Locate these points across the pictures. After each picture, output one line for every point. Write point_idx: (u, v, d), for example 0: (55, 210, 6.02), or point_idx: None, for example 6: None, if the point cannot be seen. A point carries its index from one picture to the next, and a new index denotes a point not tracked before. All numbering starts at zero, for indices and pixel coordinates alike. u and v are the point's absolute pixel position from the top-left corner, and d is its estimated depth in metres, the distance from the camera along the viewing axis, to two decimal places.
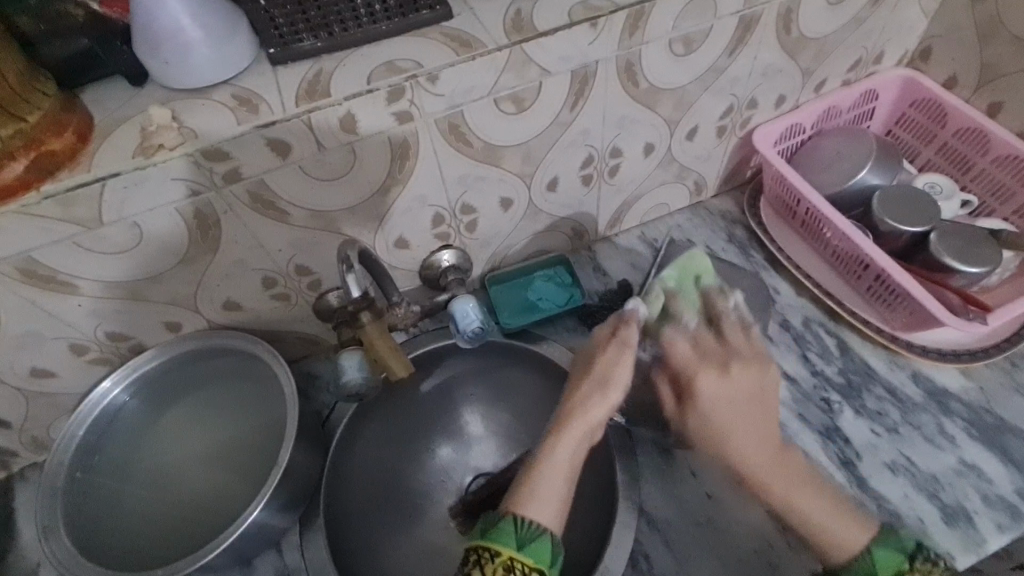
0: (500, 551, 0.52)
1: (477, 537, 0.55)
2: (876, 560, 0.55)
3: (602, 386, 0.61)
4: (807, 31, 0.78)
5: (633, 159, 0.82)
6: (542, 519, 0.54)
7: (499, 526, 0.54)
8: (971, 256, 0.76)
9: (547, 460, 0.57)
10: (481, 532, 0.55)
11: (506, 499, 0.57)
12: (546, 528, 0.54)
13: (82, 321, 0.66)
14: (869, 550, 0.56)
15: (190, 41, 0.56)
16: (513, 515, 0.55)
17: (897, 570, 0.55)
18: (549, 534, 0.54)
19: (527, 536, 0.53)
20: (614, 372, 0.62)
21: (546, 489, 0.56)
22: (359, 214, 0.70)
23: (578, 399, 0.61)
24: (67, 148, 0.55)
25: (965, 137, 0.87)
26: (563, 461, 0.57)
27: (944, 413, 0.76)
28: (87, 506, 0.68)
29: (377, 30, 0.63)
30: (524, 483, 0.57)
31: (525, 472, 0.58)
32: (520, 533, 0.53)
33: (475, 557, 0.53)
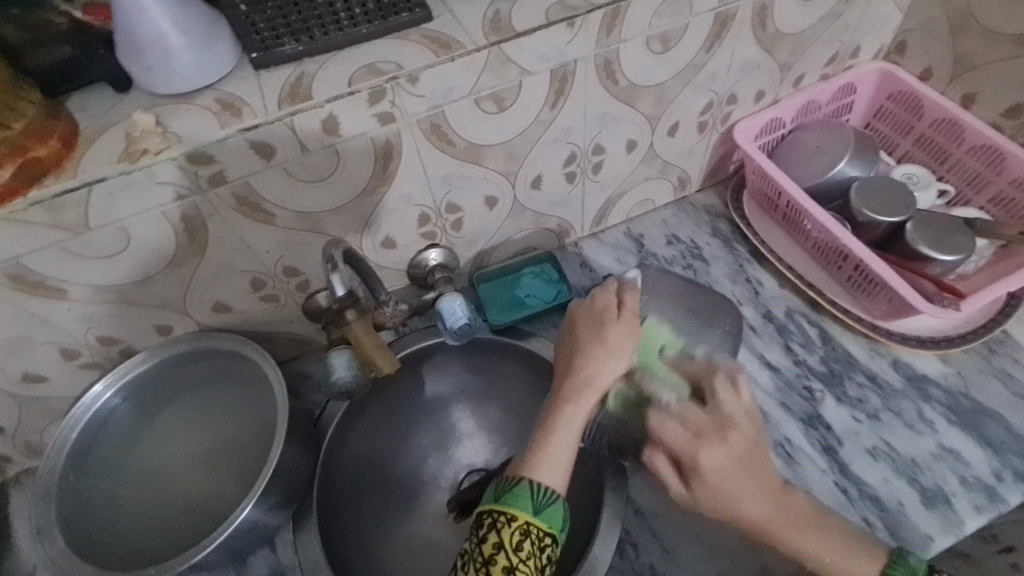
0: (516, 515, 0.53)
1: (489, 501, 0.56)
2: None
3: (615, 354, 0.62)
4: (783, 26, 0.79)
5: (616, 155, 0.84)
6: (556, 486, 0.55)
7: (515, 491, 0.54)
8: (946, 244, 0.78)
9: (564, 420, 0.58)
10: (492, 496, 0.56)
11: (514, 465, 0.57)
12: (557, 491, 0.55)
13: (73, 326, 0.67)
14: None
15: (172, 47, 0.57)
16: (527, 481, 0.55)
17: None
18: (561, 501, 0.55)
19: (544, 502, 0.54)
20: (625, 348, 0.63)
21: (561, 444, 0.57)
22: (346, 214, 0.71)
23: (591, 364, 0.61)
24: (51, 154, 0.56)
25: (941, 128, 0.89)
26: (569, 428, 0.58)
27: (923, 398, 0.77)
28: (81, 509, 0.69)
29: (357, 34, 0.64)
30: (540, 444, 0.57)
31: (538, 435, 0.58)
32: (536, 499, 0.54)
33: (490, 520, 0.54)
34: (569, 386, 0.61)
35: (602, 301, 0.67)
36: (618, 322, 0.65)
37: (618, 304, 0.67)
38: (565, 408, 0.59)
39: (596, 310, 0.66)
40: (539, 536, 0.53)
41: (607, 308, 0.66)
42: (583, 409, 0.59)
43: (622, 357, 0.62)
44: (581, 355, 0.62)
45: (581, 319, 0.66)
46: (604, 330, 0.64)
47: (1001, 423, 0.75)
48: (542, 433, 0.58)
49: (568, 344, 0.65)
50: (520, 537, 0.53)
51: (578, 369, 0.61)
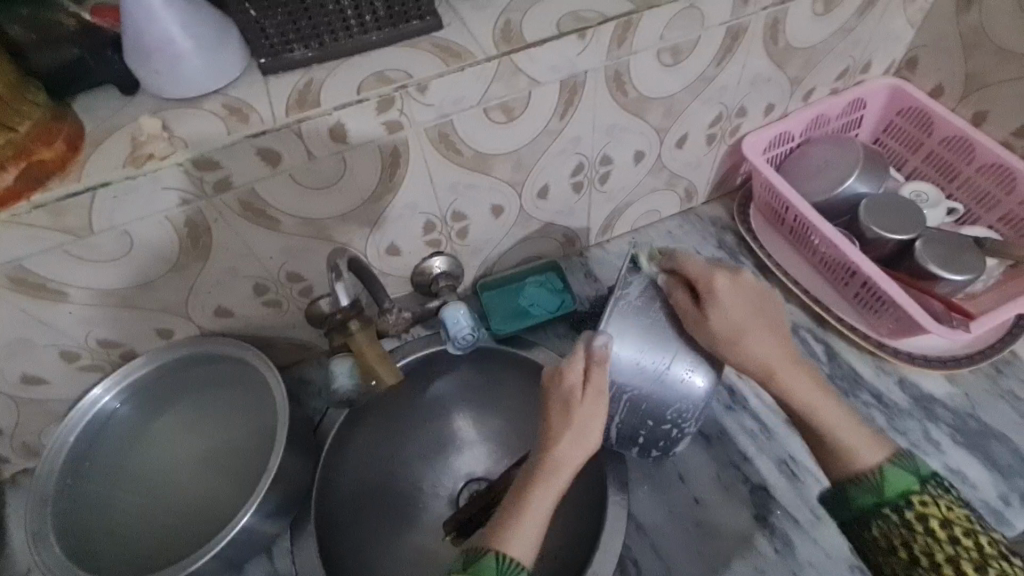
0: None
1: (458, 570, 0.55)
2: (885, 478, 0.57)
3: (586, 436, 0.59)
4: (795, 41, 0.79)
5: (623, 165, 0.83)
6: (523, 558, 0.55)
7: (481, 563, 0.54)
8: (955, 264, 0.77)
9: (535, 495, 0.58)
10: (462, 564, 0.55)
11: (485, 535, 0.57)
12: (523, 565, 0.54)
13: (73, 328, 0.67)
14: (881, 470, 0.58)
15: (180, 51, 0.56)
16: (495, 552, 0.55)
17: (906, 490, 0.56)
18: (528, 574, 0.54)
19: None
20: (598, 428, 0.60)
21: (528, 520, 0.56)
22: (350, 221, 0.71)
23: (562, 447, 0.59)
24: (57, 157, 0.55)
25: (951, 146, 0.88)
26: (544, 507, 0.57)
27: (929, 418, 0.77)
28: (77, 515, 0.68)
29: (367, 41, 0.63)
30: (511, 517, 0.57)
31: (510, 508, 0.58)
32: (501, 573, 0.53)
33: None
34: (538, 475, 0.59)
35: (571, 375, 0.61)
36: (584, 395, 0.60)
37: (584, 374, 0.61)
38: (534, 493, 0.58)
39: (563, 395, 0.61)
40: None
41: (574, 387, 0.61)
42: (554, 486, 0.58)
43: (594, 438, 0.60)
44: (552, 428, 0.60)
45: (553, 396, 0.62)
46: (573, 407, 0.60)
47: (1007, 444, 0.74)
48: (511, 509, 0.57)
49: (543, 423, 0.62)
50: None
51: (550, 453, 0.59)
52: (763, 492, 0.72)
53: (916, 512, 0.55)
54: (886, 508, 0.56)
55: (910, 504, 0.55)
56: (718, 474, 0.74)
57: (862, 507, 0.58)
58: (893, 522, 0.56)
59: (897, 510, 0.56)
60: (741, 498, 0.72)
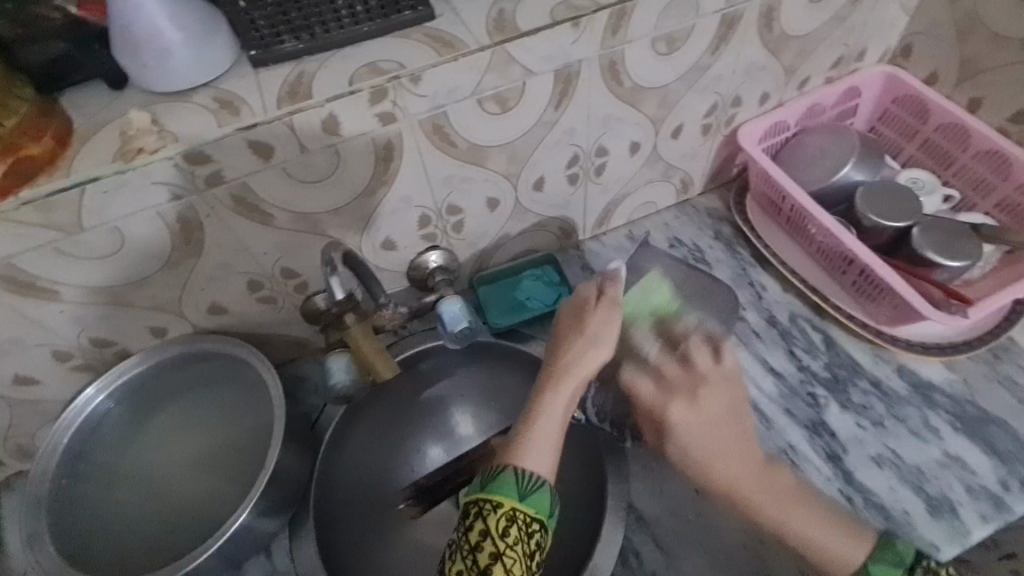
0: (502, 502, 0.51)
1: (474, 491, 0.53)
2: (874, 572, 0.59)
3: (598, 342, 0.58)
4: (789, 29, 0.78)
5: (620, 157, 0.83)
6: (542, 471, 0.53)
7: (500, 478, 0.52)
8: (952, 250, 0.77)
9: (550, 404, 0.55)
10: (478, 485, 0.54)
11: (499, 453, 0.55)
12: (544, 479, 0.52)
13: (65, 327, 0.66)
14: (866, 567, 0.60)
15: (168, 43, 0.55)
16: (514, 469, 0.52)
17: None
18: (548, 486, 0.53)
19: (530, 488, 0.51)
20: (610, 334, 0.59)
21: (546, 431, 0.54)
22: (344, 216, 0.70)
23: (574, 351, 0.58)
24: (46, 152, 0.54)
25: (946, 133, 0.88)
26: (561, 410, 0.56)
27: (928, 405, 0.76)
28: (72, 515, 0.67)
29: (359, 32, 0.62)
30: (527, 429, 0.54)
31: (522, 422, 0.56)
32: (522, 485, 0.51)
33: (475, 509, 0.51)
34: (552, 374, 0.57)
35: (585, 292, 0.63)
36: (597, 308, 0.61)
37: (598, 293, 0.63)
38: (550, 390, 0.56)
39: (578, 304, 0.63)
40: (526, 523, 0.51)
41: (589, 300, 0.62)
42: (567, 395, 0.56)
43: (608, 346, 0.59)
44: (565, 342, 0.60)
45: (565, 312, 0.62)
46: (586, 321, 0.60)
47: (1006, 430, 0.74)
48: (526, 423, 0.55)
49: (552, 335, 0.61)
50: (506, 524, 0.50)
51: (560, 361, 0.58)
52: None
53: None
54: None
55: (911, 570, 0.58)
56: None
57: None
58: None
59: None
60: None
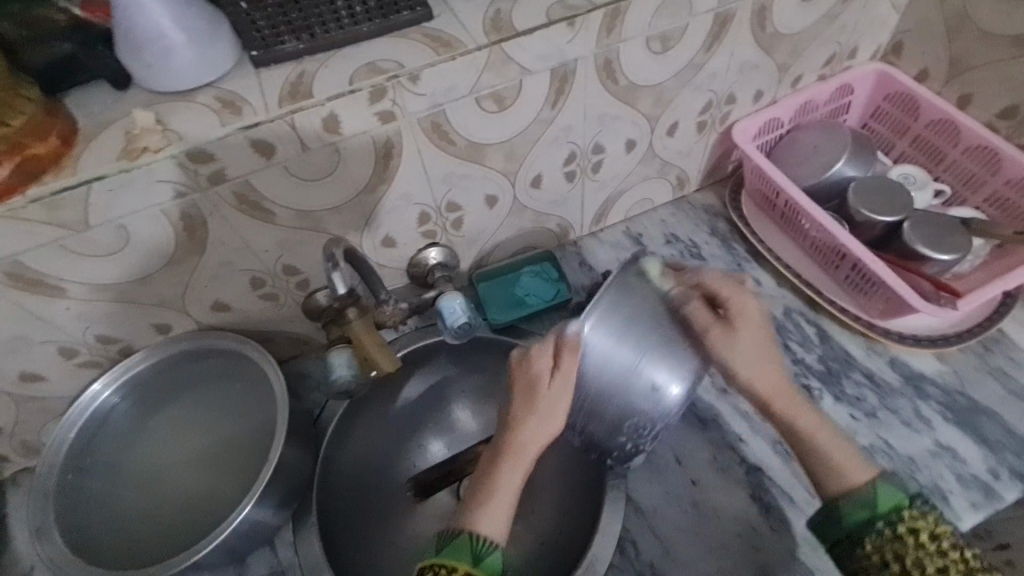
0: (455, 566, 0.55)
1: (431, 556, 0.57)
2: (878, 493, 0.58)
3: (552, 418, 0.61)
4: (782, 27, 0.80)
5: (616, 153, 0.84)
6: (495, 536, 0.58)
7: (456, 544, 0.57)
8: (942, 243, 0.78)
9: (502, 478, 0.60)
10: (436, 551, 0.58)
11: (457, 517, 0.60)
12: (496, 543, 0.57)
13: (70, 324, 0.67)
14: (873, 485, 0.59)
15: (172, 44, 0.56)
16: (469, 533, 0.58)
17: (897, 504, 0.57)
18: (500, 548, 0.57)
19: (482, 553, 0.56)
20: (560, 411, 0.61)
21: (501, 501, 0.60)
22: (345, 213, 0.71)
23: (529, 426, 0.61)
24: (51, 152, 0.56)
25: (937, 129, 0.89)
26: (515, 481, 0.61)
27: (920, 396, 0.78)
28: (78, 509, 0.68)
29: (358, 32, 0.63)
30: (482, 500, 0.60)
31: (479, 489, 0.61)
32: (475, 549, 0.56)
33: (430, 573, 0.55)
34: (507, 447, 0.62)
35: (539, 362, 0.62)
36: (551, 380, 0.61)
37: (554, 356, 0.62)
38: (505, 464, 0.61)
39: (531, 374, 0.62)
40: None
41: (541, 371, 0.62)
42: (522, 467, 0.61)
43: (562, 417, 0.62)
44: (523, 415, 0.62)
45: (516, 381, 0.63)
46: (539, 394, 0.62)
47: (996, 420, 0.76)
48: (484, 488, 0.60)
49: (505, 403, 0.63)
50: None
51: (515, 437, 0.62)
52: (759, 472, 0.73)
53: (907, 527, 0.56)
54: (880, 522, 0.57)
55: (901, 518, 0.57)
56: (715, 457, 0.75)
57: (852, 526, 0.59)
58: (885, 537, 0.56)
59: (889, 524, 0.57)
60: (737, 479, 0.73)
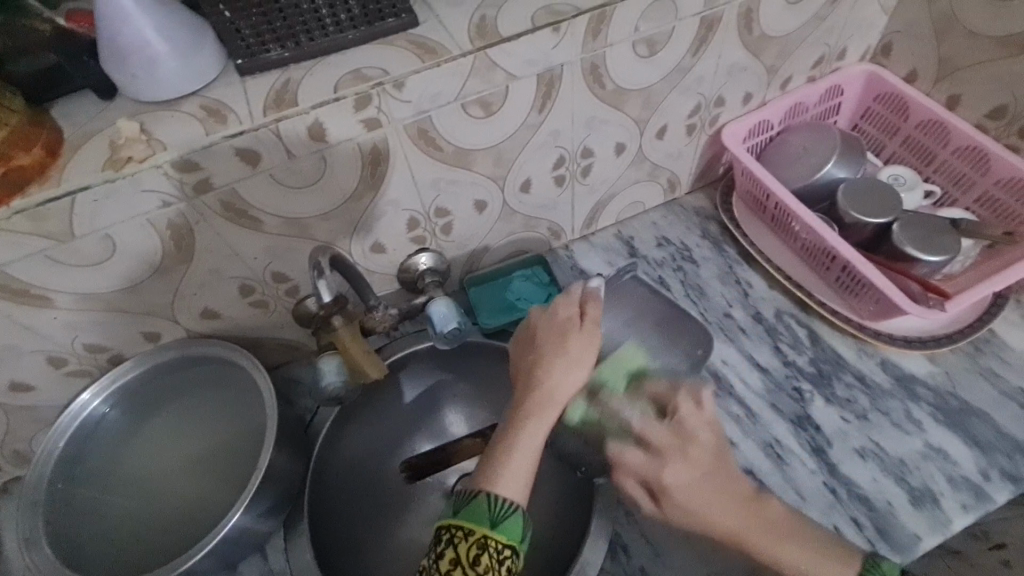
0: (473, 530, 0.53)
1: (448, 517, 0.56)
2: None
3: (579, 365, 0.62)
4: (769, 29, 0.80)
5: (605, 158, 0.84)
6: (516, 497, 0.55)
7: (473, 504, 0.55)
8: (932, 245, 0.78)
9: (528, 431, 0.59)
10: (452, 512, 0.56)
11: (476, 476, 0.58)
12: (516, 505, 0.55)
13: (59, 333, 0.67)
14: None
15: (156, 53, 0.56)
16: (486, 493, 0.55)
17: None
18: (521, 513, 0.55)
19: (502, 514, 0.54)
20: (588, 360, 0.63)
21: (522, 458, 0.57)
22: (333, 220, 0.71)
23: (556, 376, 0.61)
24: (35, 162, 0.55)
25: (927, 130, 0.89)
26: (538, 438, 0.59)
27: (911, 398, 0.78)
28: (68, 517, 0.68)
29: (343, 39, 0.63)
30: (504, 455, 0.58)
31: (500, 446, 0.59)
32: (494, 511, 0.54)
33: (447, 535, 0.54)
34: (533, 400, 0.61)
35: (561, 312, 0.66)
36: (581, 333, 0.64)
37: (581, 311, 0.66)
38: (530, 421, 0.59)
39: (558, 325, 0.65)
40: (497, 550, 0.52)
41: (570, 320, 0.65)
42: (546, 424, 0.59)
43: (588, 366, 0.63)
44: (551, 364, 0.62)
45: (543, 332, 0.65)
46: (569, 343, 0.64)
47: (987, 422, 0.75)
48: (507, 441, 0.59)
49: (531, 356, 0.64)
50: (477, 551, 0.52)
51: (543, 382, 0.61)
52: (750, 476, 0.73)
53: None
54: None
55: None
56: None
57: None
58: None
59: None
60: None
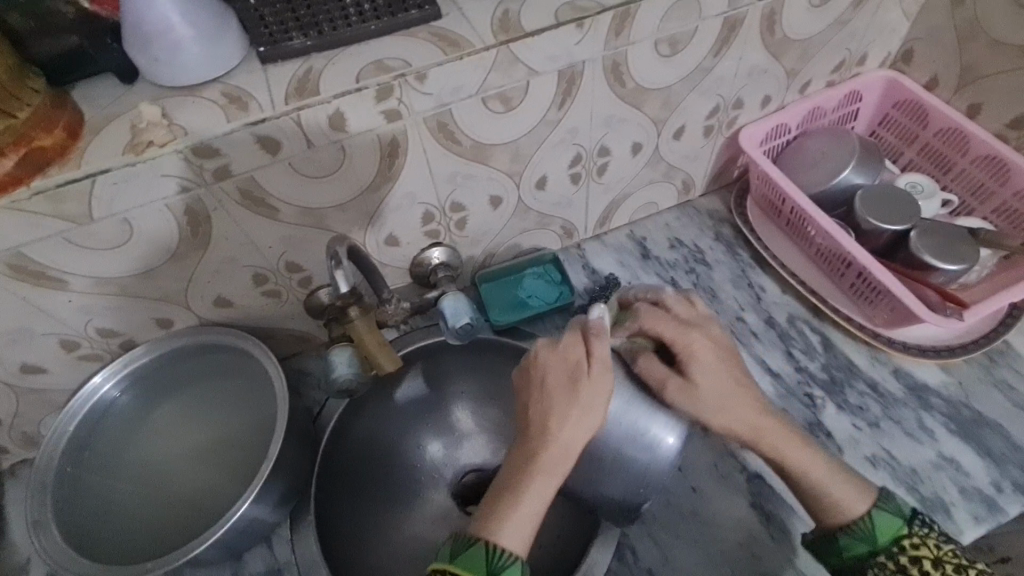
0: None
1: (442, 558, 0.55)
2: (876, 523, 0.60)
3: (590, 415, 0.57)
4: (791, 32, 0.79)
5: (622, 157, 0.84)
6: (516, 549, 0.54)
7: (471, 551, 0.54)
8: (949, 254, 0.78)
9: (532, 485, 0.56)
10: (446, 552, 0.55)
11: (476, 523, 0.56)
12: (515, 556, 0.54)
13: (72, 317, 0.67)
14: (870, 516, 0.60)
15: (179, 39, 0.56)
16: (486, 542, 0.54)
17: (896, 535, 0.59)
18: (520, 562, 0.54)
19: (500, 567, 0.53)
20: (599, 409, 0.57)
21: (526, 510, 0.55)
22: (349, 211, 0.71)
23: (565, 425, 0.57)
24: (57, 144, 0.55)
25: (946, 138, 0.89)
26: (539, 492, 0.56)
27: (923, 407, 0.77)
28: (77, 501, 0.68)
29: (366, 29, 0.63)
30: (508, 509, 0.55)
31: (503, 492, 0.57)
32: (491, 563, 0.53)
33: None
34: (538, 452, 0.57)
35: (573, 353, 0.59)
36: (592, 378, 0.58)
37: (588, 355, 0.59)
38: (536, 475, 0.56)
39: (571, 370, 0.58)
40: None
41: (580, 364, 0.59)
42: (553, 476, 0.56)
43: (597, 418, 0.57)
44: (551, 419, 0.57)
45: (551, 372, 0.59)
46: (579, 389, 0.57)
47: (1001, 433, 0.75)
48: (512, 489, 0.56)
49: (539, 400, 0.59)
50: None
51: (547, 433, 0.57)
52: (760, 481, 0.73)
53: (908, 556, 0.58)
54: (880, 555, 0.59)
55: (902, 548, 0.59)
56: (716, 464, 0.74)
57: (852, 556, 0.61)
58: (888, 569, 0.59)
59: (889, 556, 0.59)
60: (738, 487, 0.72)
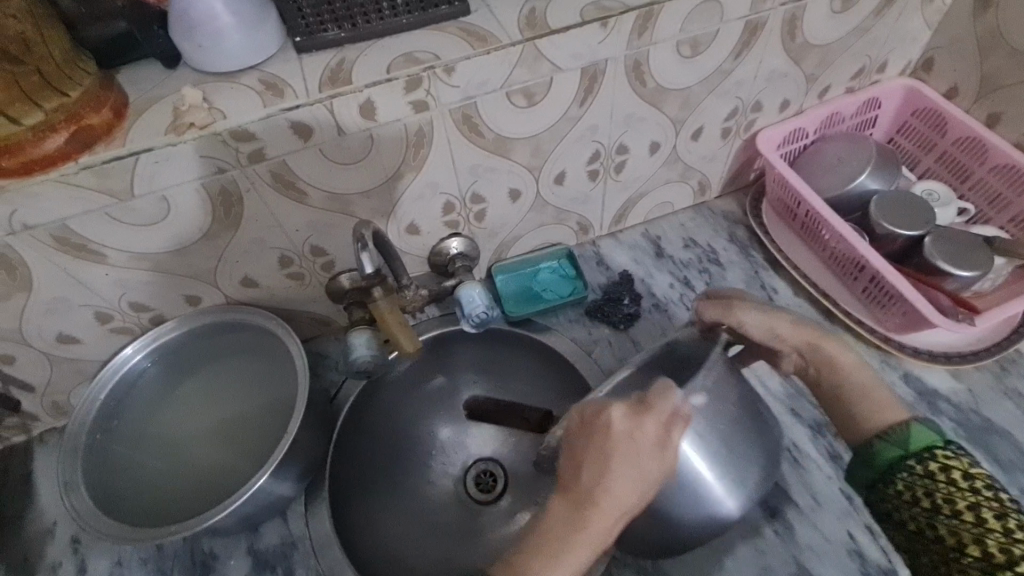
0: None
1: None
2: (911, 433, 0.56)
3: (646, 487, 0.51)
4: (812, 37, 0.80)
5: (639, 156, 0.85)
6: None
7: None
8: (961, 260, 0.79)
9: (571, 553, 0.50)
10: None
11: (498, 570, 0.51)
12: None
13: (108, 290, 0.70)
14: (907, 426, 0.56)
15: (221, 27, 0.59)
16: None
17: (930, 445, 0.55)
18: None
19: None
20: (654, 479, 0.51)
21: None
22: (373, 199, 0.73)
23: (617, 494, 0.50)
24: (104, 123, 0.58)
25: (964, 147, 0.89)
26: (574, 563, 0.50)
27: (932, 412, 0.78)
28: (103, 468, 0.71)
29: (397, 24, 0.66)
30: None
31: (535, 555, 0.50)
32: None
33: None
34: (580, 519, 0.50)
35: (646, 430, 0.50)
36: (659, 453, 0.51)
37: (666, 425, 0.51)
38: (578, 545, 0.50)
39: (632, 438, 0.50)
40: None
41: (649, 434, 0.50)
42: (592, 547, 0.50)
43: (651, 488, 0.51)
44: (602, 489, 0.50)
45: (616, 446, 0.50)
46: (639, 460, 0.50)
47: (1010, 440, 0.75)
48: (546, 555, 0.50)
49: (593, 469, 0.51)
50: None
51: (595, 502, 0.50)
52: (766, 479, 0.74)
53: (940, 463, 0.53)
54: (911, 460, 0.55)
55: (934, 456, 0.54)
56: None
57: (885, 464, 0.56)
58: (917, 473, 0.54)
59: (921, 462, 0.54)
60: None
